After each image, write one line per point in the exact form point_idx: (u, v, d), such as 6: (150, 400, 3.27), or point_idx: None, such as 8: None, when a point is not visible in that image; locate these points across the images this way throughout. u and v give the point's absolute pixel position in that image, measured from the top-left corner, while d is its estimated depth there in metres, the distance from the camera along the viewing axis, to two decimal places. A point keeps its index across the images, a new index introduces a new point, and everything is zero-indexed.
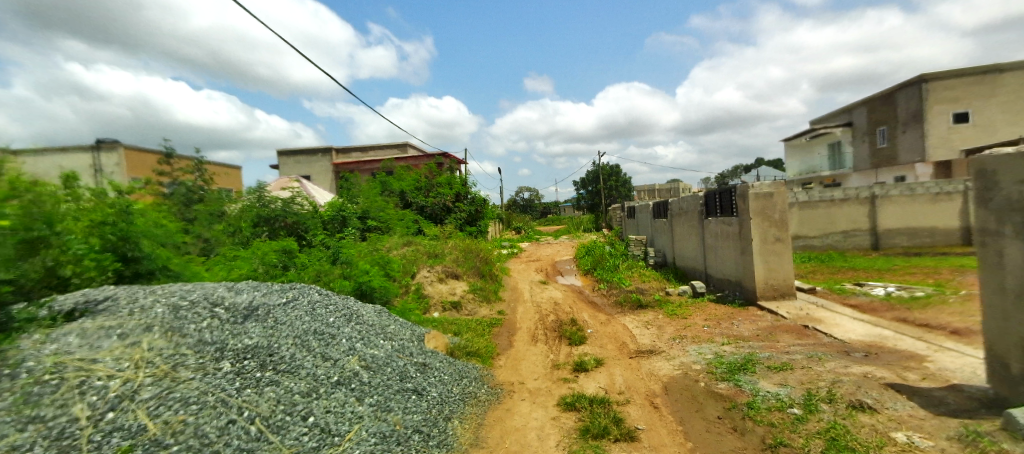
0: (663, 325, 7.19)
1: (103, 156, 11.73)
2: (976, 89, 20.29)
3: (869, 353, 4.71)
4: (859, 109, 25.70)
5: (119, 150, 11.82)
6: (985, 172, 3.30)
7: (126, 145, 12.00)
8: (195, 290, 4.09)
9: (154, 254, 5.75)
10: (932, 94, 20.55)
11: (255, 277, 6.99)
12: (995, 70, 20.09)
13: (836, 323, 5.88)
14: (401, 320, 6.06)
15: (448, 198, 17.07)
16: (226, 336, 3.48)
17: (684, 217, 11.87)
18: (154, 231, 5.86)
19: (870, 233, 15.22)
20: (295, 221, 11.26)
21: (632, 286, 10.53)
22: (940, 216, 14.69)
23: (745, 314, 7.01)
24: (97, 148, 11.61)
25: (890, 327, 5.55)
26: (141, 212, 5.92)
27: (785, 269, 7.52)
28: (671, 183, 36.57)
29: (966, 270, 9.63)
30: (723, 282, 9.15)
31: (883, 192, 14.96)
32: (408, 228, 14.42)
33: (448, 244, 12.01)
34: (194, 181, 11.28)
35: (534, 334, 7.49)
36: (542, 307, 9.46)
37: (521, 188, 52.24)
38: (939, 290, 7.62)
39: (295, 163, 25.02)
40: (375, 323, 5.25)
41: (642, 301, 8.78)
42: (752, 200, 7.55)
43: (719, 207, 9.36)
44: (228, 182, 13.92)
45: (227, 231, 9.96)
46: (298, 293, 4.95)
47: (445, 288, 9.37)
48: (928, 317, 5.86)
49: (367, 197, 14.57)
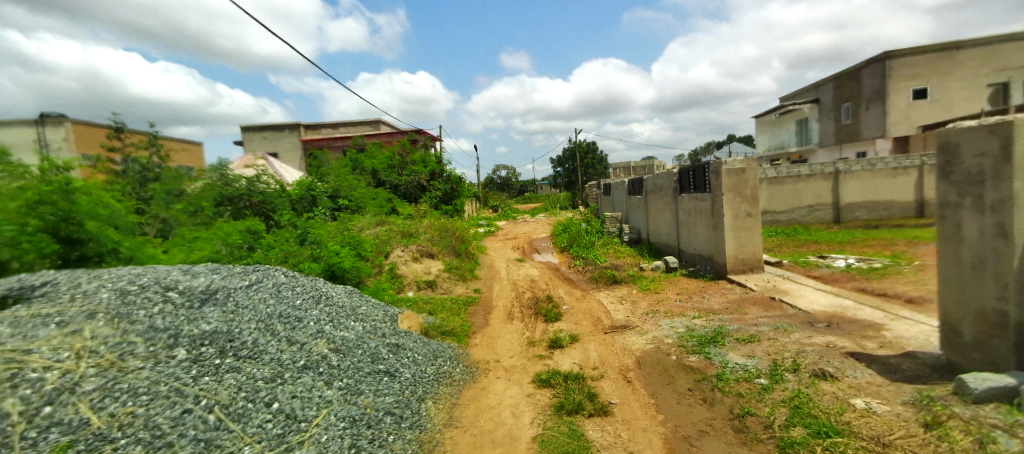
0: (637, 301, 7.30)
1: (48, 131, 10.83)
2: (936, 66, 20.97)
3: (831, 323, 4.89)
4: (827, 85, 26.29)
5: (66, 124, 10.93)
6: (948, 145, 3.36)
7: (74, 118, 11.09)
8: (145, 274, 3.82)
9: (101, 236, 5.35)
10: (895, 72, 21.19)
11: (218, 258, 6.62)
12: (954, 48, 20.77)
13: (801, 295, 6.08)
14: (373, 301, 5.91)
15: (422, 176, 16.70)
16: (180, 322, 3.27)
17: (658, 194, 11.98)
18: (102, 212, 5.44)
19: (833, 208, 15.82)
20: (260, 201, 10.83)
21: (607, 262, 10.64)
22: (898, 191, 15.35)
23: (715, 288, 7.17)
24: (39, 121, 10.69)
25: (850, 297, 5.77)
26: (86, 191, 5.45)
27: (754, 243, 7.70)
28: (646, 160, 36.90)
29: (920, 242, 10.13)
30: (695, 257, 9.34)
31: (847, 168, 15.49)
32: (381, 207, 14.08)
33: (422, 222, 11.79)
34: (148, 158, 10.54)
35: (510, 311, 7.49)
36: (518, 285, 9.45)
37: (498, 166, 51.78)
38: (895, 261, 7.97)
39: (261, 139, 23.89)
40: (345, 304, 5.09)
41: (616, 277, 8.89)
42: (724, 176, 7.64)
43: (692, 183, 9.46)
44: (188, 159, 13.14)
45: (187, 210, 9.38)
46: (261, 275, 4.72)
47: (420, 268, 9.21)
48: (885, 287, 6.12)
49: (338, 175, 14.08)
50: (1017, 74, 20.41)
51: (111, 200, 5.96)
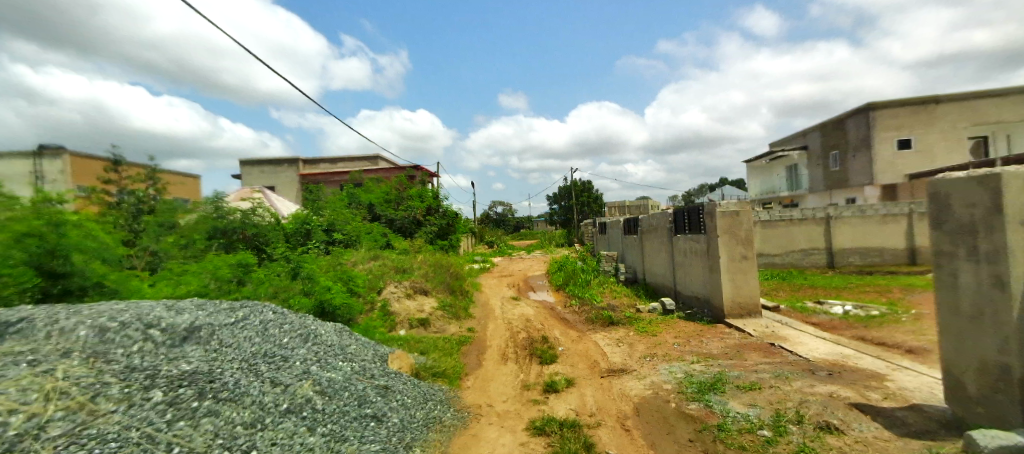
0: (634, 343, 7.14)
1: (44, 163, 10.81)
2: (917, 117, 21.77)
3: (833, 371, 4.78)
4: (814, 132, 27.16)
5: (64, 157, 11.09)
6: (938, 195, 3.41)
7: (72, 152, 11.30)
8: (128, 310, 3.67)
9: (87, 269, 5.25)
10: (879, 122, 21.99)
11: (206, 293, 6.45)
12: (932, 101, 21.64)
13: (801, 341, 5.97)
14: (364, 340, 5.74)
15: (418, 211, 16.75)
16: (159, 362, 3.12)
17: (654, 234, 12.02)
18: (91, 245, 5.36)
19: (826, 253, 15.94)
20: (253, 233, 10.96)
21: (603, 303, 10.52)
22: (890, 237, 15.51)
23: (713, 332, 7.04)
24: (39, 153, 10.70)
25: (850, 345, 5.67)
26: (76, 224, 5.39)
27: (751, 287, 7.65)
28: (640, 200, 37.35)
29: (916, 289, 10.12)
30: (692, 299, 9.23)
31: (838, 214, 15.74)
32: (376, 241, 14.01)
33: (417, 258, 11.72)
34: (145, 190, 10.54)
35: (504, 352, 7.30)
36: (513, 325, 9.26)
37: (494, 203, 52.24)
38: (892, 309, 7.91)
39: (259, 172, 24.11)
40: (334, 343, 4.93)
41: (613, 319, 8.75)
42: (718, 218, 7.72)
43: (687, 224, 9.54)
44: (185, 192, 13.11)
45: (178, 243, 9.23)
46: (249, 312, 4.57)
47: (413, 305, 9.03)
48: (885, 336, 6.02)
49: (333, 209, 14.11)
50: (995, 129, 21.19)
51: (101, 233, 5.90)
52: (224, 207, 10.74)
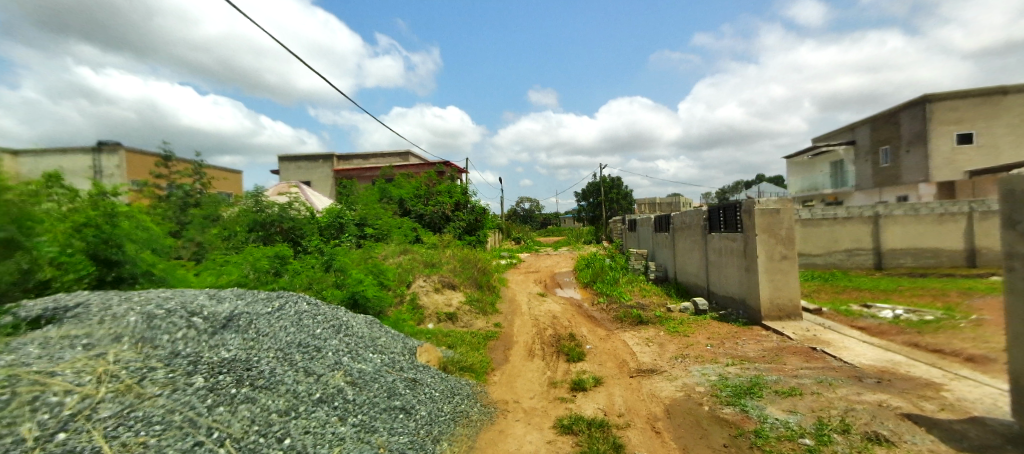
0: (665, 343, 6.95)
1: (103, 158, 11.51)
2: (980, 110, 20.25)
3: (882, 379, 4.49)
4: (862, 127, 25.67)
5: (120, 152, 11.65)
6: (1013, 192, 3.13)
7: (128, 147, 11.83)
8: (173, 298, 3.85)
9: (138, 258, 5.56)
10: (937, 115, 20.53)
11: (245, 283, 6.71)
12: (999, 92, 20.02)
13: (846, 346, 5.64)
14: (393, 332, 5.83)
15: (447, 206, 16.91)
16: (201, 349, 3.27)
17: (687, 231, 11.66)
18: (142, 236, 5.68)
19: (873, 253, 15.07)
20: (290, 227, 11.32)
21: (632, 301, 10.31)
22: (945, 238, 14.47)
23: (749, 334, 6.76)
24: (99, 149, 11.42)
25: (902, 351, 5.31)
26: (129, 215, 5.71)
27: (791, 288, 7.29)
28: (671, 196, 36.39)
29: (975, 294, 9.40)
30: (726, 300, 8.91)
31: (887, 212, 14.82)
32: (406, 235, 14.24)
33: (446, 253, 11.83)
34: (192, 185, 11.04)
35: (530, 348, 7.26)
36: (540, 321, 9.20)
37: (522, 198, 52.19)
38: (948, 314, 7.36)
39: (296, 169, 24.99)
40: (365, 335, 5.02)
41: (642, 318, 8.56)
42: (757, 216, 7.39)
43: (722, 222, 9.20)
44: (228, 187, 13.70)
45: (221, 236, 9.75)
46: (284, 302, 4.72)
47: (441, 299, 9.13)
48: (941, 342, 5.60)
49: (365, 204, 14.44)
50: None
51: (151, 224, 6.23)
52: (264, 201, 11.16)
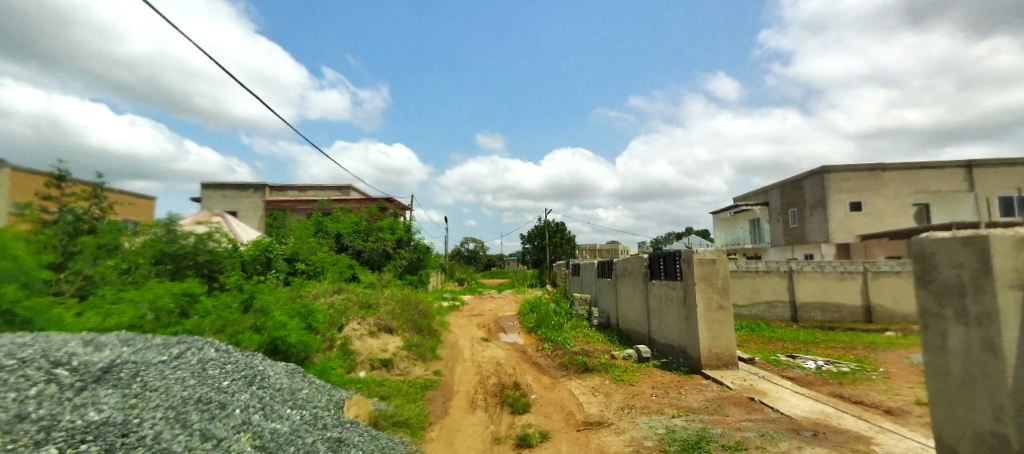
0: (611, 393, 6.81)
1: None
2: (867, 182, 23.34)
3: (817, 432, 4.60)
4: (774, 189, 28.70)
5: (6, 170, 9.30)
6: (924, 254, 3.42)
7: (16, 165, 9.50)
8: (30, 343, 2.99)
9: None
10: (833, 184, 23.62)
11: (141, 325, 5.69)
12: (879, 169, 23.05)
13: (781, 397, 5.82)
14: (319, 382, 5.17)
15: (388, 243, 16.20)
16: (61, 410, 2.49)
17: (628, 278, 11.96)
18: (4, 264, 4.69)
19: (789, 306, 16.35)
20: (206, 260, 10.20)
21: (576, 348, 10.20)
22: (846, 294, 16.05)
23: (691, 384, 6.81)
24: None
25: (830, 403, 5.54)
26: None
27: (727, 337, 7.54)
28: (611, 244, 37.86)
29: (878, 347, 10.33)
30: (667, 348, 9.05)
31: (800, 268, 16.32)
32: (341, 273, 13.35)
33: (384, 293, 11.13)
34: (88, 209, 9.62)
35: (472, 399, 6.78)
36: (483, 368, 8.73)
37: (467, 238, 51.89)
38: (861, 366, 7.94)
39: (222, 196, 23.06)
40: (283, 388, 4.34)
41: (588, 365, 8.42)
42: (696, 265, 7.69)
43: (663, 269, 9.52)
44: (135, 214, 12.06)
45: (117, 268, 8.48)
46: (186, 350, 3.94)
47: (376, 344, 8.43)
48: (861, 394, 5.95)
49: (298, 237, 13.45)
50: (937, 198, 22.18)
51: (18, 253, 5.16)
52: (178, 230, 10.03)
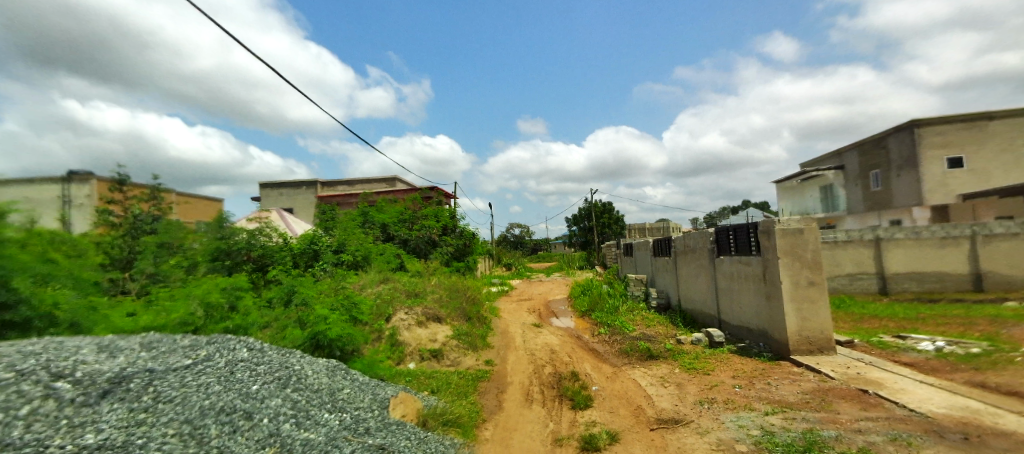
0: (683, 384, 6.02)
1: (73, 187, 9.92)
2: (966, 134, 20.27)
3: (968, 434, 3.59)
4: (850, 151, 25.70)
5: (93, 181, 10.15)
6: None
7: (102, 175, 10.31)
8: (41, 354, 2.77)
9: (34, 296, 4.34)
10: (924, 139, 20.57)
11: (193, 322, 5.61)
12: (983, 118, 20.14)
13: (903, 388, 4.75)
14: (363, 379, 4.84)
15: (433, 230, 16.01)
16: (52, 433, 2.17)
17: (690, 255, 10.90)
18: (30, 262, 4.43)
19: (877, 278, 14.48)
20: (260, 254, 10.76)
21: (636, 332, 9.40)
22: (948, 262, 13.93)
23: (781, 373, 5.85)
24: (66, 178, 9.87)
25: (974, 395, 4.41)
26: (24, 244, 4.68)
27: (821, 318, 6.43)
28: (662, 222, 35.97)
29: (1006, 321, 8.63)
30: (742, 331, 8.06)
31: (888, 236, 14.32)
32: (389, 262, 13.26)
33: (431, 280, 10.83)
34: (148, 210, 9.91)
35: (527, 392, 6.25)
36: (537, 356, 8.21)
37: (512, 225, 51.63)
38: (995, 345, 6.51)
39: (278, 194, 24.04)
40: (322, 387, 4.01)
41: (652, 352, 7.62)
42: (778, 236, 6.62)
43: (733, 244, 8.48)
44: (193, 214, 12.48)
45: (180, 266, 8.71)
46: (214, 351, 3.69)
47: (424, 334, 8.09)
48: (1012, 382, 4.73)
49: (345, 228, 13.55)
50: None
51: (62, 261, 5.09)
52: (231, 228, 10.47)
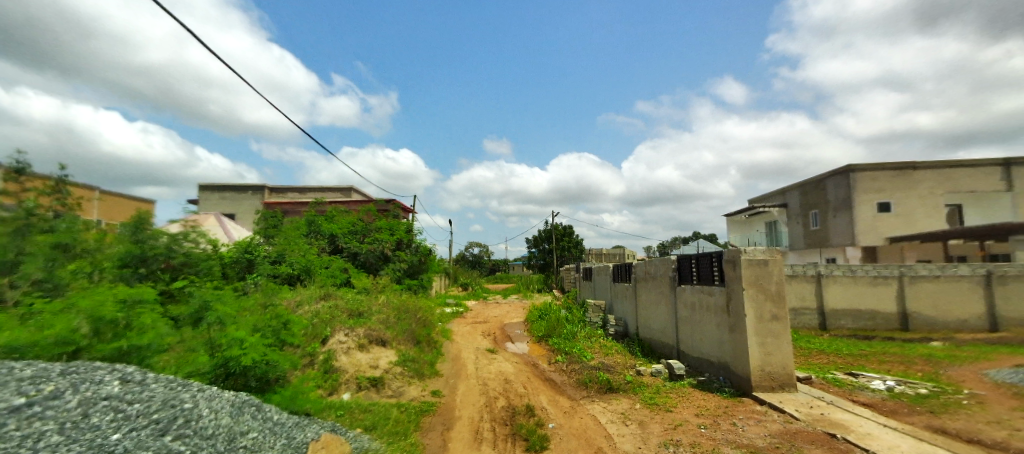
0: (646, 422, 5.60)
1: None
2: (895, 181, 22.02)
3: None
4: (793, 191, 27.34)
5: None
6: None
7: None
8: None
9: None
10: (858, 183, 22.20)
11: (76, 341, 4.46)
12: (910, 167, 22.00)
13: (870, 433, 4.53)
14: (278, 418, 4.05)
15: (386, 245, 15.08)
16: None
17: (651, 283, 10.74)
18: None
19: (818, 313, 15.08)
20: (181, 262, 9.21)
21: (595, 361, 9.00)
22: (880, 300, 14.69)
23: (745, 412, 5.57)
24: None
25: (939, 442, 4.24)
26: None
27: (784, 353, 6.27)
28: (618, 248, 36.61)
29: (941, 361, 8.93)
30: (703, 363, 7.83)
31: (828, 272, 15.00)
32: (334, 277, 12.26)
33: (378, 298, 9.96)
34: (48, 205, 8.47)
35: (477, 429, 5.59)
36: (489, 386, 7.58)
37: (472, 243, 50.85)
38: (939, 386, 6.57)
39: (219, 199, 22.21)
40: (218, 431, 3.21)
41: (612, 383, 7.19)
42: (744, 267, 6.48)
43: (695, 274, 8.35)
44: (111, 214, 11.07)
45: (81, 272, 7.43)
46: (66, 385, 2.85)
47: (365, 359, 7.27)
48: (970, 427, 4.61)
49: (286, 237, 12.47)
50: (968, 198, 21.69)
51: None
52: (148, 229, 8.91)
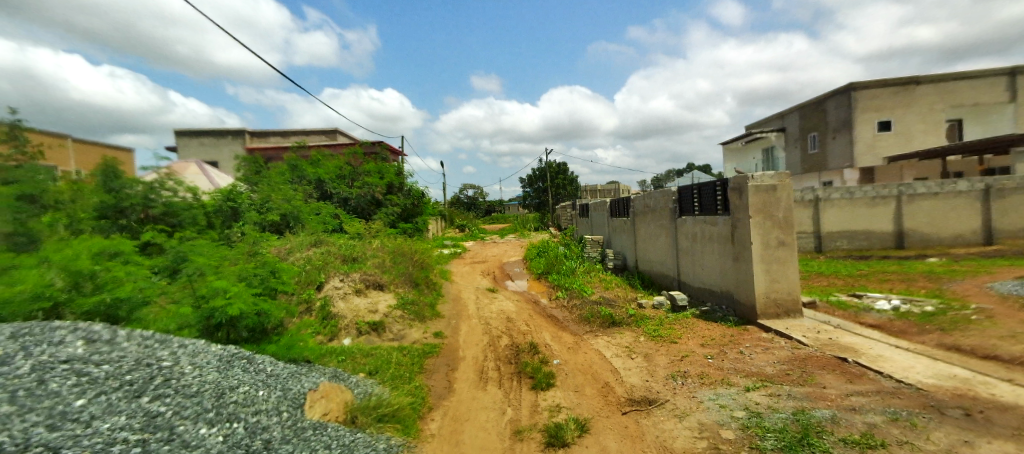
0: (651, 354, 5.53)
1: None
2: (897, 99, 21.30)
3: (969, 410, 3.22)
4: (793, 114, 26.46)
5: None
6: None
7: None
8: None
9: None
10: (861, 103, 21.39)
11: (55, 296, 4.14)
12: (914, 82, 21.28)
13: (882, 356, 4.44)
14: (270, 369, 3.87)
15: (377, 189, 14.58)
16: None
17: (650, 215, 10.47)
18: None
19: (814, 237, 15.11)
20: (161, 212, 8.72)
21: (595, 296, 8.94)
22: (876, 221, 14.63)
23: (751, 341, 5.49)
24: None
25: (954, 361, 4.16)
26: None
27: (790, 280, 6.12)
28: (613, 184, 36.17)
29: (941, 277, 8.93)
30: (705, 294, 7.76)
31: (827, 196, 14.80)
32: (325, 224, 11.91)
33: (372, 243, 9.67)
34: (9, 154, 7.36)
35: (482, 369, 5.51)
36: (491, 325, 7.52)
37: (465, 186, 50.11)
38: (945, 303, 6.52)
39: (199, 145, 20.96)
40: (202, 387, 2.99)
41: (615, 318, 7.12)
42: (751, 194, 6.13)
43: (697, 203, 8.04)
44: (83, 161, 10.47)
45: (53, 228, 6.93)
46: (14, 352, 2.55)
47: (363, 304, 7.10)
48: (985, 343, 4.53)
49: (269, 183, 11.92)
50: (968, 111, 21.30)
51: None
52: (123, 179, 8.40)
